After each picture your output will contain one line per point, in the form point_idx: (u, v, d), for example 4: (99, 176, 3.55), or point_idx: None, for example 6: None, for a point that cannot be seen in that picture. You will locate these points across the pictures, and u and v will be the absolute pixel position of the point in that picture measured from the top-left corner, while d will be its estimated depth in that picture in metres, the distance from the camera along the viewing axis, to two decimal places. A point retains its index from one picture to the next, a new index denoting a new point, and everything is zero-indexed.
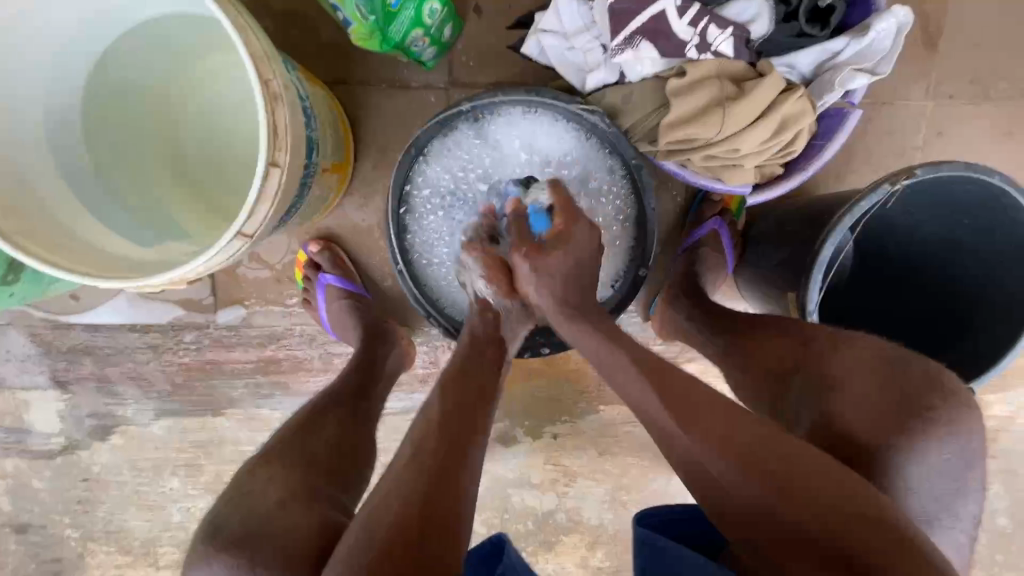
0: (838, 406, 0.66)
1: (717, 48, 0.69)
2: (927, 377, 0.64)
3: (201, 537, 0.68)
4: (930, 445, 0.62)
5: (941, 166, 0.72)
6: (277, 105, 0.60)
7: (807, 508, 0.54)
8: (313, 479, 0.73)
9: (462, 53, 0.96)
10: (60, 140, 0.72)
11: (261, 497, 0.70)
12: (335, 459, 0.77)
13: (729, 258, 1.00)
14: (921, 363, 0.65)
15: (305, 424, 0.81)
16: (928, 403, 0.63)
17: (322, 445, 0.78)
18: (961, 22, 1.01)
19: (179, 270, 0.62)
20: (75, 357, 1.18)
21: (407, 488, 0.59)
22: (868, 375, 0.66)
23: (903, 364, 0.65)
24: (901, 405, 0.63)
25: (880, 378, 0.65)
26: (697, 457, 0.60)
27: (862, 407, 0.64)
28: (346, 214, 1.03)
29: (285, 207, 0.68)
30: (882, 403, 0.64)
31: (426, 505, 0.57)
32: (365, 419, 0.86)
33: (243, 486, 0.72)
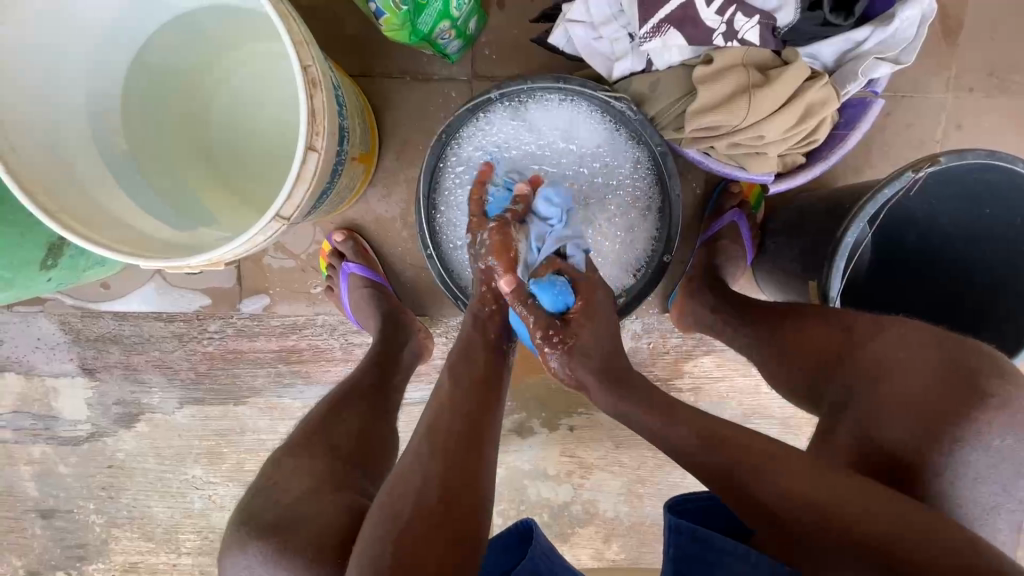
0: (888, 390, 0.65)
1: (743, 36, 0.70)
2: (988, 363, 0.62)
3: (235, 522, 0.68)
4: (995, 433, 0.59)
5: (963, 154, 0.72)
6: (315, 90, 0.61)
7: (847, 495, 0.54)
8: (342, 472, 0.73)
9: (485, 47, 0.98)
10: (100, 127, 0.74)
11: (287, 489, 0.70)
12: (357, 449, 0.78)
13: (748, 249, 1.00)
14: (973, 346, 0.64)
15: (325, 416, 0.81)
16: (993, 389, 0.60)
17: (341, 436, 0.78)
18: (981, 16, 1.01)
19: (220, 251, 0.63)
20: (103, 345, 1.21)
21: (426, 464, 0.59)
22: (927, 362, 0.63)
23: (964, 347, 0.63)
24: (967, 389, 0.60)
25: (942, 363, 0.63)
26: (733, 460, 0.60)
27: (920, 395, 0.62)
28: (369, 205, 1.05)
29: (320, 191, 0.70)
30: (941, 391, 0.61)
31: (446, 479, 0.58)
32: (382, 413, 0.85)
33: (269, 479, 0.72)
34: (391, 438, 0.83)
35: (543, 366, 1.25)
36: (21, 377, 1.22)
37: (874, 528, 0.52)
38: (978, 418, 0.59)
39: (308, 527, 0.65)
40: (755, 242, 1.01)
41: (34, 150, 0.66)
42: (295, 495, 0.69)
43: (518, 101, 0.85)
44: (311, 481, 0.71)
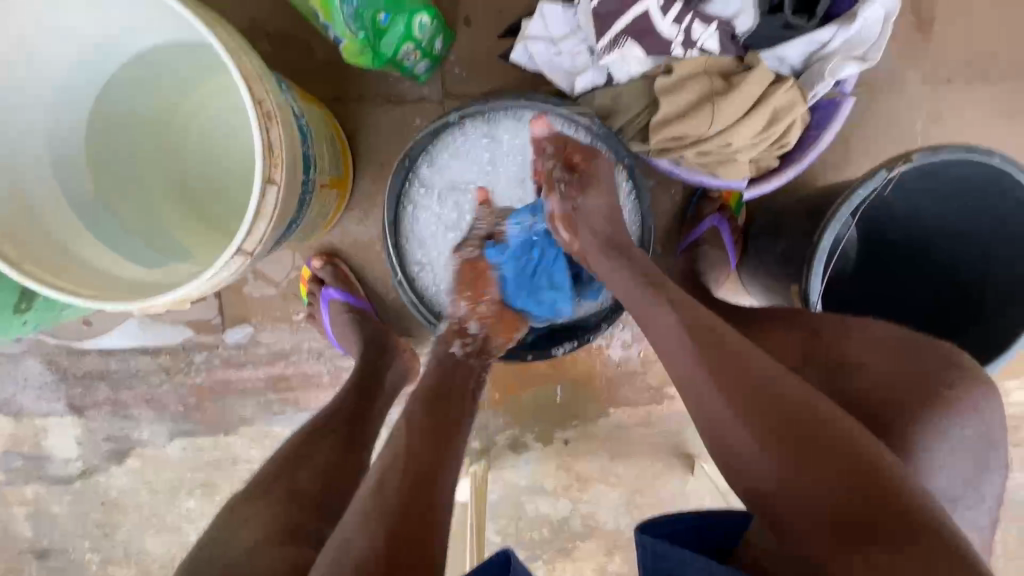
0: (858, 381, 0.66)
1: (702, 45, 0.69)
2: (941, 356, 0.65)
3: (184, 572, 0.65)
4: (955, 422, 0.62)
5: (937, 150, 0.71)
6: (271, 123, 0.60)
7: (835, 481, 0.53)
8: (299, 519, 0.70)
9: (454, 65, 0.97)
10: (66, 170, 0.74)
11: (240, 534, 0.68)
12: (323, 487, 0.76)
13: (731, 254, 1.00)
14: (935, 344, 0.66)
15: (296, 453, 0.80)
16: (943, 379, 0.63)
17: (308, 477, 0.76)
18: (954, 5, 1.00)
19: (181, 291, 0.62)
20: (90, 382, 1.20)
21: (379, 512, 0.58)
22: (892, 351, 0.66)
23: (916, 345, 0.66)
24: (927, 385, 0.63)
25: (898, 357, 0.66)
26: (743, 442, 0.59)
27: (882, 387, 0.64)
28: (347, 228, 1.04)
29: (284, 224, 0.69)
30: (898, 379, 0.64)
31: (396, 539, 0.55)
32: (359, 444, 0.84)
33: (232, 518, 0.71)
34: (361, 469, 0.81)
35: (535, 379, 1.23)
36: (11, 419, 1.22)
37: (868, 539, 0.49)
38: (936, 412, 0.62)
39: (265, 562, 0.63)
40: (737, 246, 1.01)
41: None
42: (250, 535, 0.67)
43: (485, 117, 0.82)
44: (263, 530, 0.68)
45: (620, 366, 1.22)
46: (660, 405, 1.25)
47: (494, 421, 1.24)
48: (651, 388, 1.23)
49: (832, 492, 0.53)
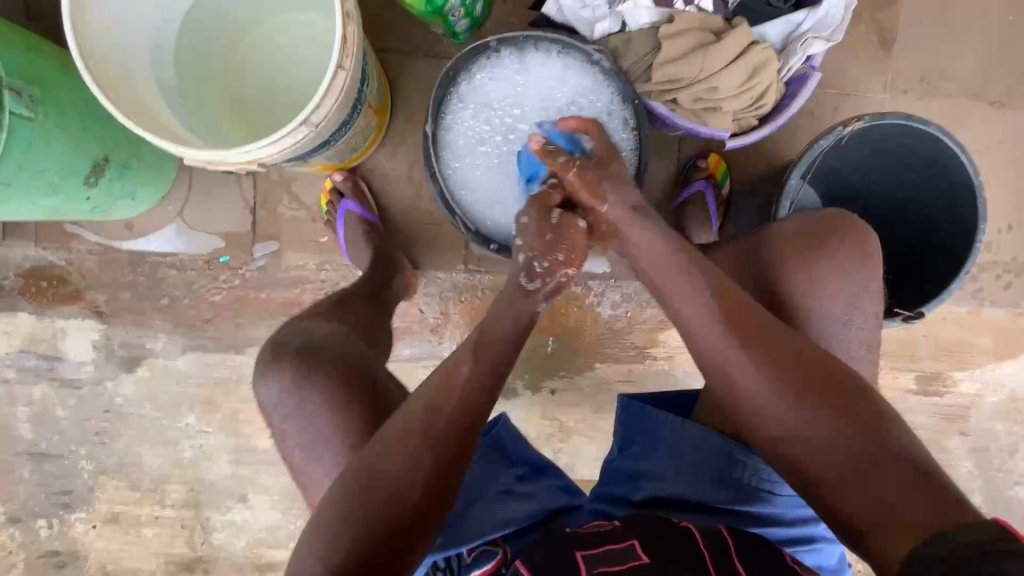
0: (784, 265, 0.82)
1: (699, 3, 0.86)
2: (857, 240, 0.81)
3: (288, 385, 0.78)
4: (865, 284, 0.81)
5: (883, 115, 0.86)
6: (348, 21, 0.74)
7: (843, 463, 0.65)
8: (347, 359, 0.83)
9: (488, 30, 1.13)
10: (157, 62, 0.88)
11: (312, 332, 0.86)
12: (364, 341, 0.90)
13: (713, 215, 1.14)
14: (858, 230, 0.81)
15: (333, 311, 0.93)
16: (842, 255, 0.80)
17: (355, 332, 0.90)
18: (912, 30, 1.19)
19: (251, 152, 0.74)
20: (116, 289, 1.28)
21: (377, 503, 0.65)
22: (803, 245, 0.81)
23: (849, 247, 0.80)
24: (840, 251, 0.80)
25: (815, 239, 0.82)
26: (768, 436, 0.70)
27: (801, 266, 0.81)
28: (378, 162, 1.17)
29: (341, 115, 0.81)
30: (806, 251, 0.81)
31: (421, 496, 0.66)
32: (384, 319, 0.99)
33: (302, 328, 0.87)
34: (382, 333, 0.96)
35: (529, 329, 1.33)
36: (33, 316, 1.28)
37: (869, 491, 0.63)
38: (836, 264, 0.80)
39: (329, 360, 0.81)
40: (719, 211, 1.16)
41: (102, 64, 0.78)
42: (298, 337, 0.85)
43: (518, 47, 0.88)
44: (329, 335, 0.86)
45: (608, 324, 1.33)
46: (642, 364, 1.35)
47: None
48: (636, 346, 1.34)
49: (837, 457, 0.65)
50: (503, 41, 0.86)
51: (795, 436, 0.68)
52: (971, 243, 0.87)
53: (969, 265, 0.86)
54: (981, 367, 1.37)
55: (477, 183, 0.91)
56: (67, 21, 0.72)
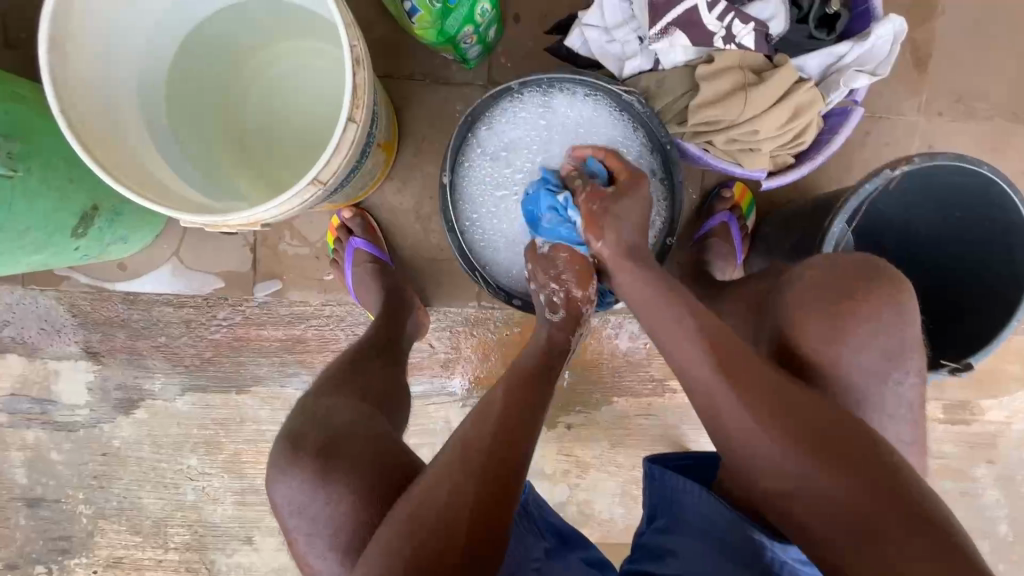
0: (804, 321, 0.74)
1: (740, 40, 0.77)
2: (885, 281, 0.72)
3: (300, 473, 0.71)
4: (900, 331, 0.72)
5: (935, 155, 0.80)
6: (358, 67, 0.67)
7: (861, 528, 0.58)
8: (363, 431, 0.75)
9: (501, 55, 1.06)
10: (148, 103, 0.80)
11: (332, 416, 0.77)
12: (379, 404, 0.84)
13: (738, 249, 1.09)
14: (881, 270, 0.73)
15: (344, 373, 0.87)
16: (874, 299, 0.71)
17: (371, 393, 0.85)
18: (949, 48, 1.12)
19: (256, 212, 0.67)
20: (109, 329, 1.21)
21: None
22: (829, 292, 0.73)
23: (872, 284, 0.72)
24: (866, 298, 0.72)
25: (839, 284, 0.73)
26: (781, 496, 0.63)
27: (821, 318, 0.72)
28: (385, 196, 1.10)
29: (351, 165, 0.74)
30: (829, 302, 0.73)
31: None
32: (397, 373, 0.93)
33: (321, 409, 0.78)
34: (397, 389, 0.90)
35: None
36: (23, 359, 1.22)
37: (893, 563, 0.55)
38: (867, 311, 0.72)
39: (354, 436, 0.74)
40: (744, 243, 1.11)
41: (90, 112, 0.71)
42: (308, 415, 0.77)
43: (543, 88, 0.83)
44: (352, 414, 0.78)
45: (627, 357, 1.28)
46: (662, 397, 1.30)
47: None
48: (655, 379, 1.29)
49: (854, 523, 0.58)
50: (526, 84, 0.81)
51: (810, 497, 0.61)
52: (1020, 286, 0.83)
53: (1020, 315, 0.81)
54: (1010, 395, 1.33)
55: (494, 231, 0.87)
56: (47, 68, 0.65)
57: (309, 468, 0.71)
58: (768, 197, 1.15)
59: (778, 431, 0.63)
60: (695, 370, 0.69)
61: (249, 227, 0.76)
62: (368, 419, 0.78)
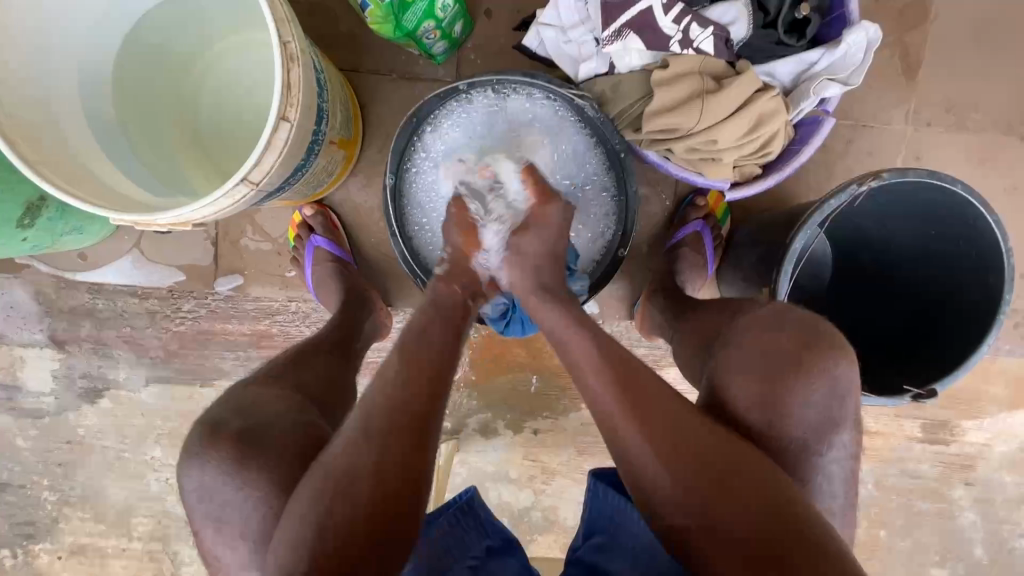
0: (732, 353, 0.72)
1: (699, 45, 0.74)
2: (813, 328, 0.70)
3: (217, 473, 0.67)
4: (824, 383, 0.68)
5: (905, 171, 0.77)
6: (292, 64, 0.64)
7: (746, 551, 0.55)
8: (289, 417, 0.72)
9: (471, 51, 1.03)
10: (91, 94, 0.78)
11: (261, 406, 0.73)
12: (322, 393, 0.81)
13: (709, 260, 1.06)
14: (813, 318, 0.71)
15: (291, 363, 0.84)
16: (823, 362, 0.67)
17: (314, 381, 0.82)
18: (941, 55, 1.07)
19: (186, 211, 0.65)
20: (75, 317, 1.21)
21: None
22: (764, 328, 0.71)
23: (805, 333, 0.69)
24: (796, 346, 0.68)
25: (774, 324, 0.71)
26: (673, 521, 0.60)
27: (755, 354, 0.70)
28: (348, 193, 1.08)
29: (291, 164, 0.72)
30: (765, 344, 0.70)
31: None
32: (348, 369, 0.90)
33: (247, 398, 0.74)
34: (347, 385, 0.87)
35: (511, 366, 1.26)
36: None
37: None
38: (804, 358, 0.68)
39: (280, 429, 0.70)
40: (717, 253, 1.07)
41: (22, 103, 0.69)
42: (232, 407, 0.72)
43: (493, 91, 0.85)
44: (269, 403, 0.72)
45: None
46: None
47: (468, 402, 1.26)
48: None
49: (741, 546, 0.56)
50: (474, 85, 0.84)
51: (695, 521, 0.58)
52: (994, 311, 0.78)
53: (989, 339, 0.77)
54: (993, 417, 1.28)
55: (440, 232, 0.89)
56: None
57: (220, 466, 0.66)
58: (744, 205, 1.11)
59: (657, 446, 0.61)
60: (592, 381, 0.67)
61: (186, 226, 0.74)
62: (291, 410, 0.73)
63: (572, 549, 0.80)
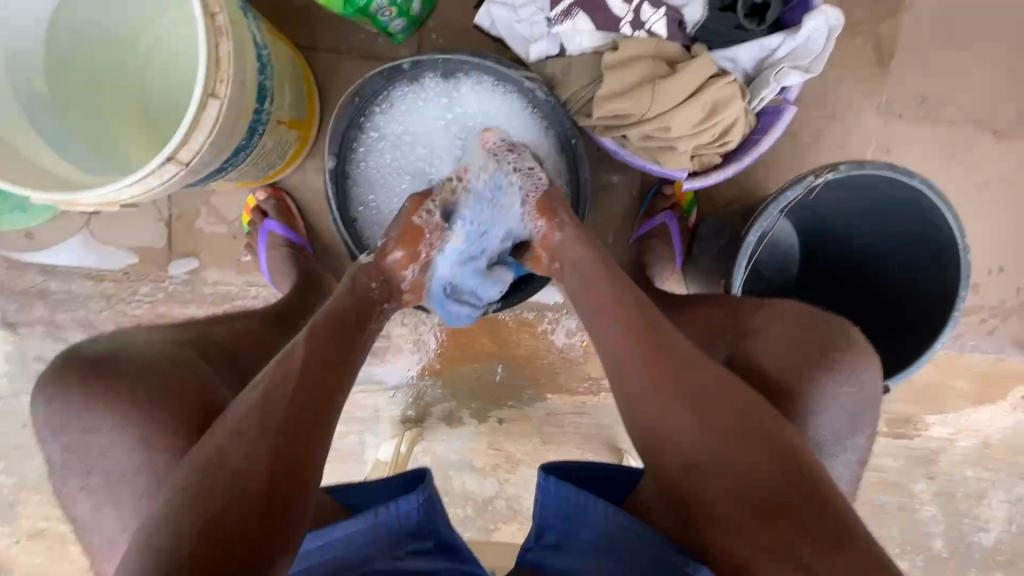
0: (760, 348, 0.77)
1: (650, 27, 0.74)
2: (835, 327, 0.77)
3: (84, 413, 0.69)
4: (841, 385, 0.74)
5: (863, 164, 0.75)
6: (220, 38, 0.62)
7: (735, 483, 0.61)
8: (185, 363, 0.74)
9: (432, 31, 0.99)
10: (19, 66, 0.74)
11: (141, 347, 0.76)
12: (230, 348, 0.81)
13: (677, 251, 1.04)
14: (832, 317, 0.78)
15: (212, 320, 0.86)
16: (851, 363, 0.75)
17: (224, 334, 0.83)
18: (913, 46, 1.05)
19: (109, 191, 0.62)
20: (26, 299, 1.17)
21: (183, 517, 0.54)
22: (797, 325, 0.77)
23: (832, 334, 0.76)
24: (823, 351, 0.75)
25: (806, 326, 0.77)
26: (680, 451, 0.64)
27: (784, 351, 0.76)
28: (305, 177, 1.05)
29: (226, 144, 0.69)
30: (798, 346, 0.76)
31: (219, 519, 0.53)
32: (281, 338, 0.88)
33: (132, 341, 0.77)
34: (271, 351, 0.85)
35: (476, 355, 1.24)
36: None
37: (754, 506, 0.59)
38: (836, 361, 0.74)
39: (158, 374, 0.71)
40: (684, 245, 1.05)
41: None
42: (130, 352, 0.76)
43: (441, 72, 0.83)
44: (174, 356, 0.74)
45: (562, 353, 1.24)
46: (598, 397, 1.27)
47: (432, 390, 1.25)
48: (591, 378, 1.25)
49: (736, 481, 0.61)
50: (419, 63, 0.80)
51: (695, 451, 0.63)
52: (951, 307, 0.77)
53: (945, 336, 0.76)
54: (956, 411, 1.29)
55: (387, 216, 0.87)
56: None
57: (138, 433, 0.67)
58: (711, 196, 1.09)
59: (669, 383, 0.67)
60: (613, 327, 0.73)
61: (116, 207, 0.71)
62: (220, 386, 0.74)
63: (525, 549, 0.78)
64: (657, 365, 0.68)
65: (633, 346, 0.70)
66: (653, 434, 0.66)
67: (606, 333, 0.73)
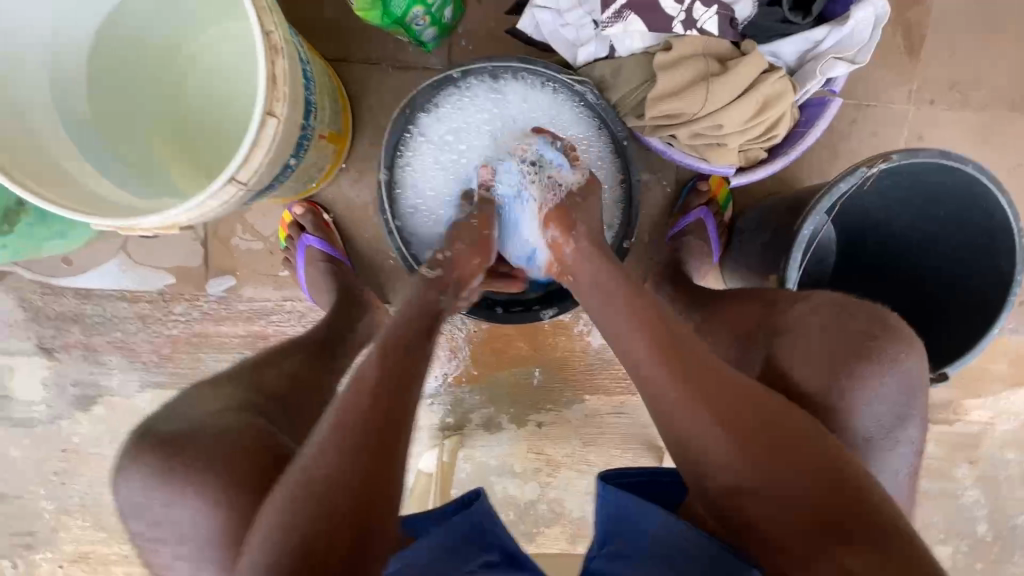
0: (792, 345, 0.75)
1: (702, 25, 0.75)
2: (873, 316, 0.74)
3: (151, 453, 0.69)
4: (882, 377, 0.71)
5: (915, 152, 0.75)
6: (276, 56, 0.62)
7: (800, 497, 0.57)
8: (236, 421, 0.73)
9: (462, 37, 0.99)
10: (64, 92, 0.74)
11: (189, 408, 0.75)
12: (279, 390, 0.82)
13: (713, 246, 1.04)
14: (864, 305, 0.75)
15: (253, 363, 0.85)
16: (891, 352, 0.72)
17: (272, 378, 0.83)
18: (943, 31, 1.05)
19: (169, 214, 0.61)
20: (62, 324, 1.17)
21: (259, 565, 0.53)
22: (829, 316, 0.74)
23: (867, 326, 0.73)
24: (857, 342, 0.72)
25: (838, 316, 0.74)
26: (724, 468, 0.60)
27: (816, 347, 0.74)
28: (339, 189, 1.05)
29: (279, 161, 0.69)
30: (829, 337, 0.73)
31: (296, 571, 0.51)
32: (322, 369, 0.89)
33: (184, 401, 0.76)
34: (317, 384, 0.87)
35: (512, 359, 1.24)
36: None
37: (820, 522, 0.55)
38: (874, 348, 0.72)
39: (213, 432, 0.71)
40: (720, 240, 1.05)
41: None
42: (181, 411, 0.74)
43: (488, 77, 0.85)
44: (233, 417, 0.73)
45: (599, 354, 1.24)
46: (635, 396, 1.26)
47: (469, 397, 1.24)
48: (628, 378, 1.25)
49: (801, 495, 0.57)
50: (468, 72, 0.83)
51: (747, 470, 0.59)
52: (1005, 292, 0.77)
53: (1000, 322, 0.76)
54: (995, 395, 1.28)
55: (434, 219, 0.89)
56: None
57: (205, 467, 0.67)
58: (744, 190, 1.09)
59: (707, 398, 0.63)
60: (640, 339, 0.68)
61: (169, 229, 0.71)
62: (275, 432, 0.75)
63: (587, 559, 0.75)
64: (691, 381, 0.64)
65: (666, 360, 0.66)
66: (697, 458, 0.62)
67: (634, 344, 0.69)
